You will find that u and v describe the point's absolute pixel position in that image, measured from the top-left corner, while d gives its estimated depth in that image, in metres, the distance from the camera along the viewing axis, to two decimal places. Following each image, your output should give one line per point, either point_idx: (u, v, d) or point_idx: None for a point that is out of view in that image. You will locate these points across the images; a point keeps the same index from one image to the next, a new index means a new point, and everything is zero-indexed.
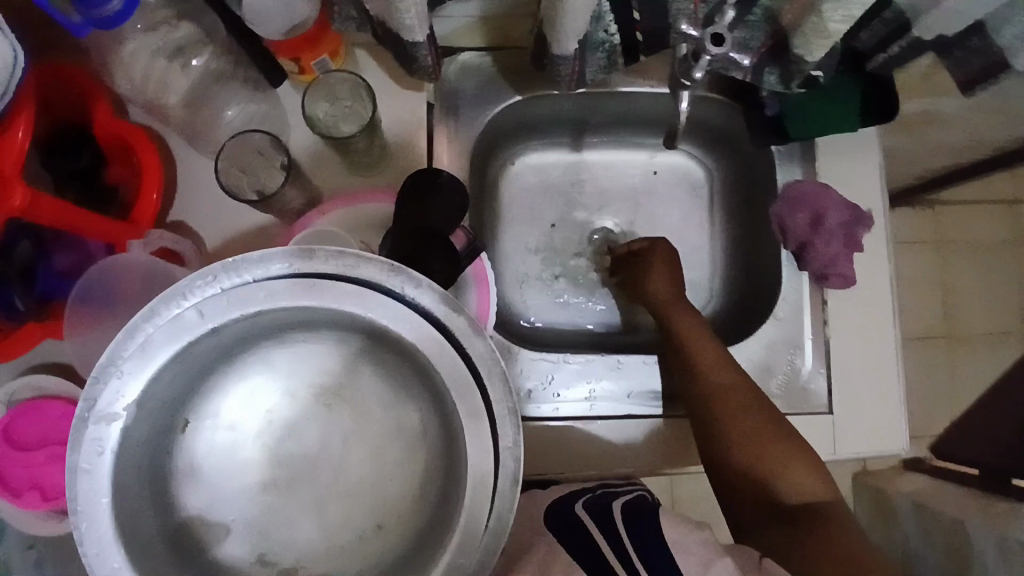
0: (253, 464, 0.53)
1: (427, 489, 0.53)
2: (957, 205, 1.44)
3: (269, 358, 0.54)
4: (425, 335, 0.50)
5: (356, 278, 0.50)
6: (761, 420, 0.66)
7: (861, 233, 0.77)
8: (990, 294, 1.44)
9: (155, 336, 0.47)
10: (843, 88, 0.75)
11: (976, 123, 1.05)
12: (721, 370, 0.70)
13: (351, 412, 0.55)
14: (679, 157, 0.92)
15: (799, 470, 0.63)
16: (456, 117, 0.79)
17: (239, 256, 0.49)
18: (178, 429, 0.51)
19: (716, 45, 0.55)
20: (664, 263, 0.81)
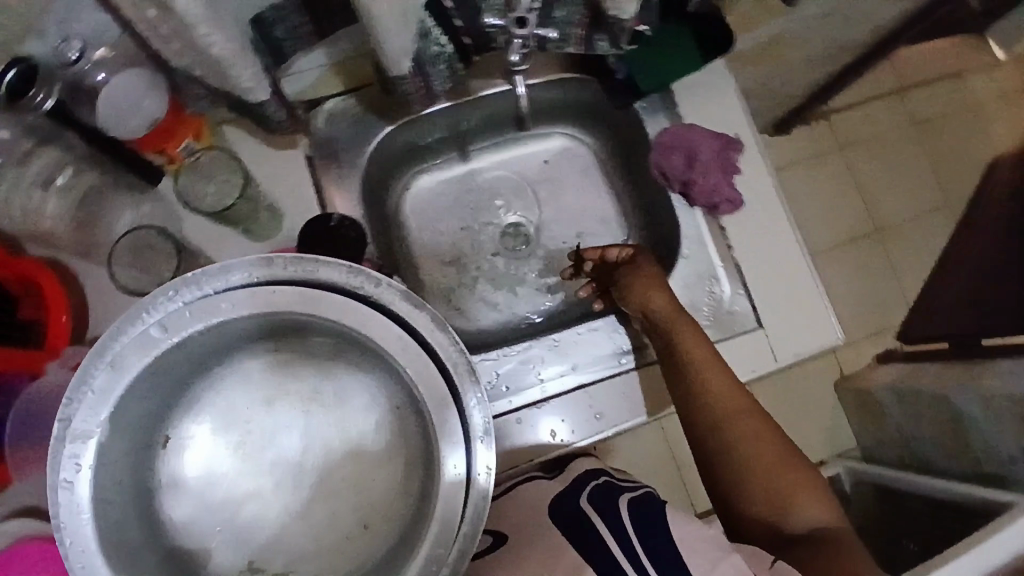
0: (236, 475, 0.61)
1: (403, 474, 0.61)
2: (848, 108, 1.58)
3: (247, 369, 0.62)
4: (380, 323, 0.57)
5: (316, 279, 0.57)
6: (778, 444, 0.70)
7: (735, 156, 0.82)
8: (903, 180, 1.59)
9: (125, 349, 0.53)
10: (671, 33, 0.79)
11: (820, 32, 1.14)
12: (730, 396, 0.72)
13: (329, 415, 0.63)
14: (559, 140, 0.96)
15: (804, 490, 0.68)
16: (337, 162, 0.81)
17: (201, 271, 0.55)
18: (158, 444, 0.59)
19: (521, 26, 0.63)
20: (656, 277, 0.79)
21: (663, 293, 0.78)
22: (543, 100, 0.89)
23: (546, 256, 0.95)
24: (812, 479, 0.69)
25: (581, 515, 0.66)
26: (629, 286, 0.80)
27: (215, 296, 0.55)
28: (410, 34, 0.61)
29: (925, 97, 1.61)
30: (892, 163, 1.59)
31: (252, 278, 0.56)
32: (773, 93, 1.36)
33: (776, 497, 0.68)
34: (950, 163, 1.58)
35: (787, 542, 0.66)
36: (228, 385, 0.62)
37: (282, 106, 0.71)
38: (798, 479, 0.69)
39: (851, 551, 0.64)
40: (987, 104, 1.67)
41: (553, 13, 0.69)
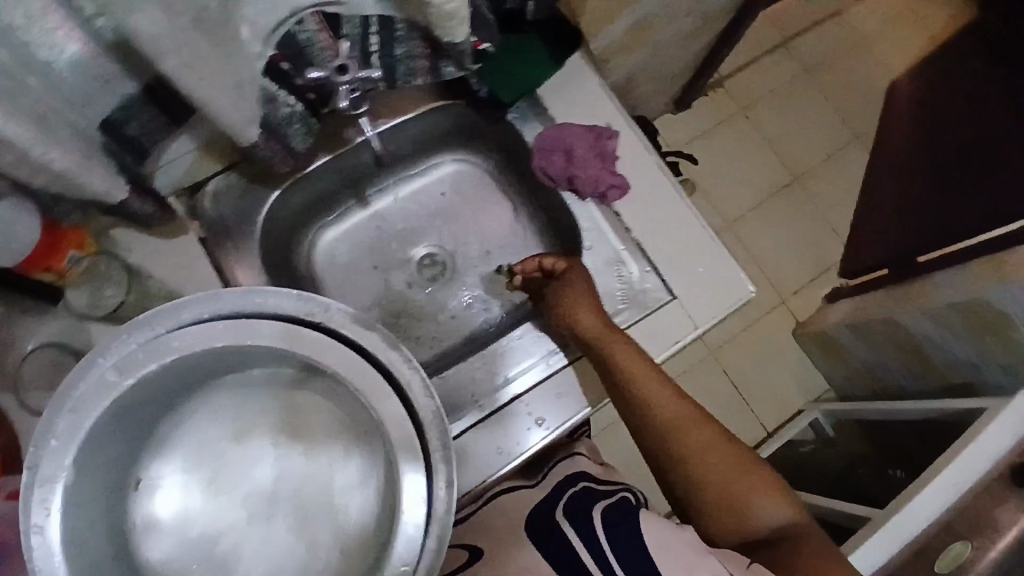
0: (208, 509, 0.68)
1: (360, 482, 0.68)
2: (738, 71, 1.69)
3: (213, 407, 0.70)
4: (329, 346, 0.63)
5: (267, 310, 0.64)
6: (730, 451, 0.77)
7: (611, 144, 0.84)
8: (807, 128, 1.68)
9: (87, 394, 0.58)
10: (519, 44, 0.82)
11: (681, 11, 1.20)
12: (679, 413, 0.78)
13: (293, 444, 0.71)
14: (451, 166, 0.98)
15: (762, 491, 0.75)
16: (231, 240, 0.83)
17: (153, 313, 0.61)
18: (131, 486, 0.66)
19: (343, 74, 0.68)
20: (580, 292, 0.82)
21: (597, 310, 0.81)
22: (416, 134, 0.91)
23: (464, 280, 0.97)
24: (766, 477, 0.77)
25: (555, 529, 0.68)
26: (564, 301, 0.82)
27: (167, 335, 0.61)
28: (247, 103, 0.63)
29: (810, 44, 1.71)
30: (794, 112, 1.68)
31: (203, 315, 0.63)
32: (660, 73, 1.42)
33: (739, 506, 0.74)
34: (844, 100, 1.70)
35: (755, 547, 0.73)
36: (194, 423, 0.70)
37: (147, 200, 0.73)
38: (754, 480, 0.76)
39: (811, 541, 0.72)
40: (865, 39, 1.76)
41: (394, 50, 0.70)
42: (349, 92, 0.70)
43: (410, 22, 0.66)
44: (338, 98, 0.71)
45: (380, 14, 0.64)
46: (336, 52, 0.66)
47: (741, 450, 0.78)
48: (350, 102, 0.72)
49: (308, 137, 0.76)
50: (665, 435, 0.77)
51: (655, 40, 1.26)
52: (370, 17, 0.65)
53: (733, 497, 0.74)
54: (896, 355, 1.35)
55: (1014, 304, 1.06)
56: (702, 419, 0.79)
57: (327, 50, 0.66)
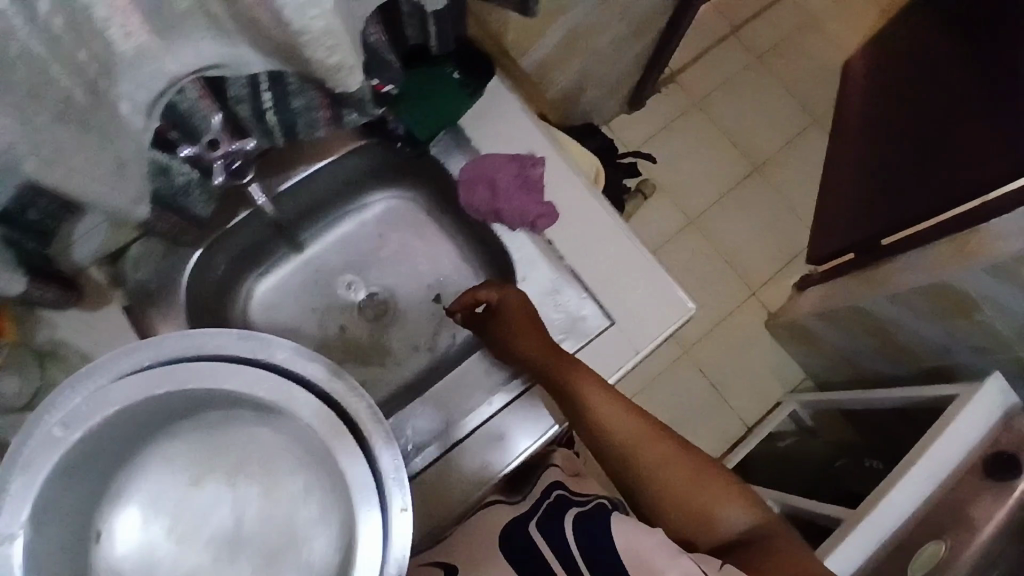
0: (171, 560, 0.61)
1: (329, 520, 0.61)
2: (689, 65, 1.66)
3: (168, 452, 0.65)
4: (271, 385, 0.60)
5: (208, 350, 0.61)
6: (679, 451, 0.74)
7: (534, 170, 0.82)
8: (762, 116, 1.66)
9: (33, 455, 0.55)
10: (427, 80, 0.80)
11: (613, 17, 1.19)
12: (637, 434, 0.73)
13: (254, 482, 0.64)
14: (382, 204, 0.96)
15: (724, 496, 0.73)
16: (158, 306, 0.82)
17: (92, 363, 0.58)
18: (92, 541, 0.61)
19: (215, 147, 0.67)
20: (522, 314, 0.78)
21: (541, 338, 0.77)
22: (340, 177, 0.89)
23: (408, 319, 0.96)
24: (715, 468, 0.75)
25: (528, 542, 0.68)
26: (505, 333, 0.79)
27: (108, 386, 0.58)
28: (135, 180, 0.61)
29: (758, 31, 1.69)
30: (749, 100, 1.66)
31: (143, 362, 0.60)
32: (607, 75, 1.40)
33: (701, 515, 0.72)
34: (798, 85, 1.68)
35: (727, 549, 0.71)
36: (148, 472, 0.64)
37: (47, 286, 0.70)
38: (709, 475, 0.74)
39: (797, 554, 0.69)
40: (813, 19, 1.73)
41: (291, 102, 0.67)
42: (224, 164, 0.70)
43: (300, 76, 0.63)
44: (211, 173, 0.70)
45: (269, 70, 0.62)
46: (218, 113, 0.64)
47: (700, 457, 0.75)
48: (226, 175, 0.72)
49: (206, 203, 0.74)
50: (627, 459, 0.73)
51: (593, 47, 1.24)
52: (258, 75, 0.62)
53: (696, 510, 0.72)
54: (867, 341, 1.33)
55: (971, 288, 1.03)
56: (651, 429, 0.74)
57: (211, 115, 0.64)
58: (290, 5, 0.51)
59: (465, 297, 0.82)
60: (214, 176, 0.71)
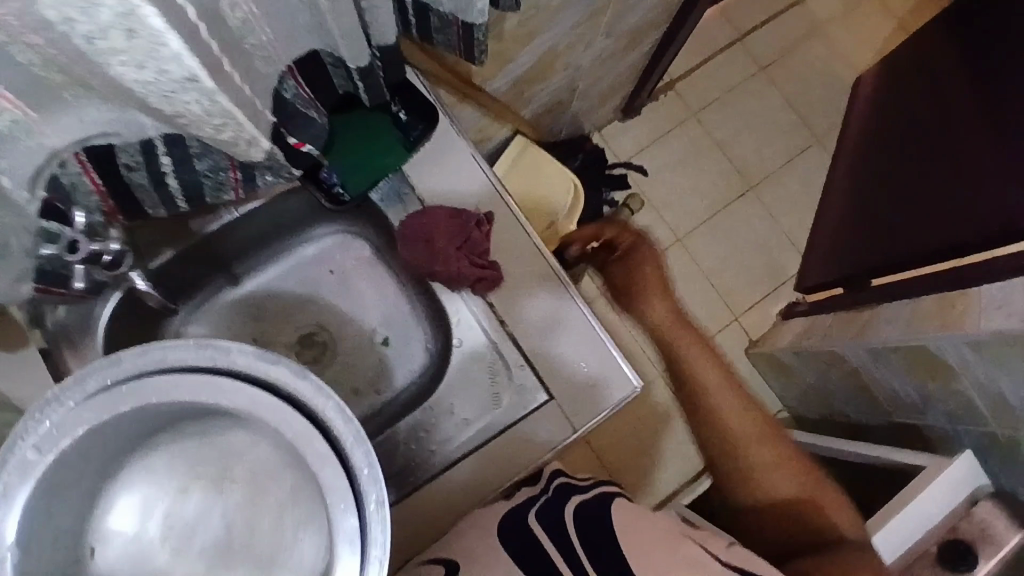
0: (170, 565, 0.63)
1: (315, 521, 0.61)
2: (688, 74, 1.58)
3: (150, 466, 0.64)
4: (245, 394, 0.56)
5: (172, 364, 0.56)
6: (762, 430, 0.91)
7: (477, 232, 0.76)
8: (760, 131, 1.59)
9: (3, 488, 0.51)
10: (371, 130, 0.79)
11: (598, 38, 1.12)
12: (721, 404, 0.92)
13: (239, 488, 0.65)
14: (327, 239, 0.92)
15: (777, 465, 0.89)
16: (75, 345, 0.77)
17: (56, 387, 0.53)
18: (85, 558, 0.60)
19: (74, 252, 0.62)
20: (654, 275, 1.01)
21: (653, 280, 1.01)
22: (277, 214, 0.84)
23: (348, 361, 0.91)
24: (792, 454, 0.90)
25: (528, 533, 0.63)
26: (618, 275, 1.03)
27: (79, 408, 0.54)
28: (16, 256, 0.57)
29: (762, 44, 1.62)
30: (748, 113, 1.59)
31: (108, 379, 0.55)
32: (597, 86, 1.33)
33: (751, 475, 0.89)
34: (799, 102, 1.61)
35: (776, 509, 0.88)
36: (130, 488, 0.63)
37: None
38: (783, 456, 0.90)
39: (833, 523, 0.85)
40: (822, 30, 1.64)
41: (195, 166, 0.62)
42: (83, 270, 0.64)
43: (199, 141, 0.58)
44: (70, 279, 0.65)
45: (164, 134, 0.57)
46: (103, 194, 0.63)
47: (771, 428, 0.91)
48: (85, 281, 0.66)
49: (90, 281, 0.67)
50: (704, 417, 0.93)
51: (578, 64, 1.17)
52: (154, 139, 0.57)
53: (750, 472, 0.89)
54: (842, 385, 1.28)
55: (948, 356, 0.97)
56: (742, 401, 0.93)
57: (94, 189, 0.62)
58: (153, 95, 0.47)
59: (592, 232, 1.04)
60: (71, 284, 0.65)
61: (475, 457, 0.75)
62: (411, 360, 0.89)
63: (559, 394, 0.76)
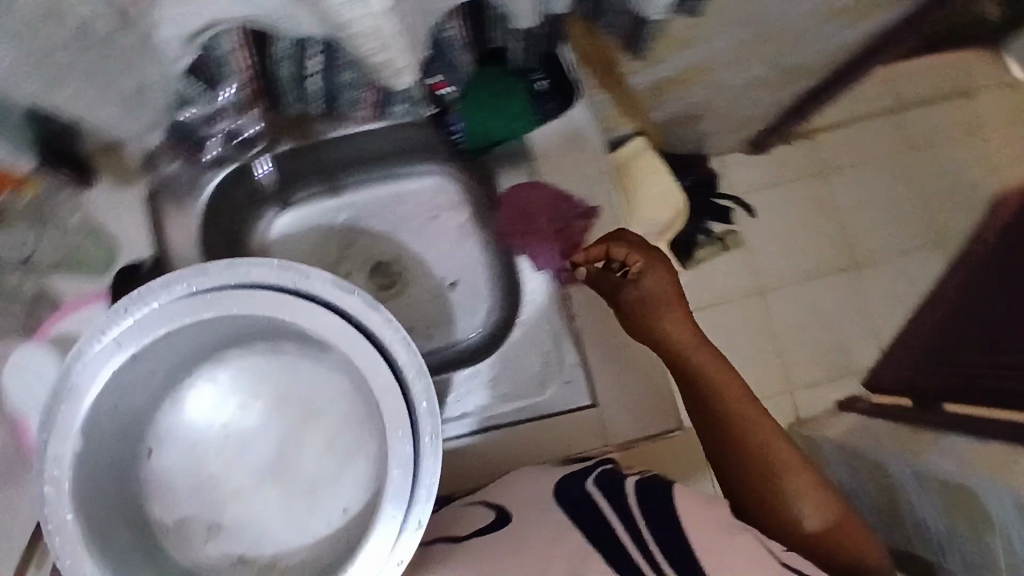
0: (220, 470, 0.75)
1: (361, 453, 0.73)
2: (828, 129, 1.49)
3: (215, 376, 0.76)
4: (313, 317, 0.64)
5: (251, 281, 0.64)
6: (779, 442, 0.69)
7: (579, 224, 0.78)
8: (882, 211, 1.49)
9: (82, 374, 0.62)
10: (506, 87, 0.78)
11: (755, 63, 1.06)
12: (749, 425, 0.70)
13: (292, 410, 0.76)
14: (432, 178, 0.93)
15: (812, 494, 0.67)
16: (182, 200, 0.83)
17: (144, 287, 0.63)
18: (142, 455, 0.73)
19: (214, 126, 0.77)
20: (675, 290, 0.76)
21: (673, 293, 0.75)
22: (390, 143, 0.86)
23: (414, 299, 0.92)
24: (815, 474, 0.68)
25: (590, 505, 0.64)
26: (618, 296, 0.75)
27: (161, 309, 0.64)
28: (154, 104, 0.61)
29: (915, 123, 1.51)
30: (877, 188, 1.50)
31: (189, 292, 0.64)
32: (732, 113, 1.28)
33: (778, 501, 0.67)
34: (935, 194, 1.50)
35: (796, 545, 0.67)
36: (202, 386, 0.76)
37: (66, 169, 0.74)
38: (803, 476, 0.68)
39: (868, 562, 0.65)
40: (989, 126, 1.51)
41: (338, 76, 0.64)
42: (216, 144, 0.81)
43: (350, 54, 0.59)
44: (204, 147, 0.81)
45: (323, 36, 0.58)
46: (251, 74, 0.66)
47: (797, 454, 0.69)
48: (214, 157, 0.83)
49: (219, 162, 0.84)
50: (722, 444, 0.71)
51: (723, 85, 1.12)
52: (311, 37, 0.58)
53: (776, 493, 0.67)
54: (871, 495, 1.22)
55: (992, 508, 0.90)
56: (755, 409, 0.71)
57: (241, 68, 0.64)
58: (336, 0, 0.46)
59: (593, 248, 0.75)
60: (202, 153, 0.81)
61: (503, 434, 0.77)
62: (474, 317, 0.90)
63: (605, 404, 0.77)
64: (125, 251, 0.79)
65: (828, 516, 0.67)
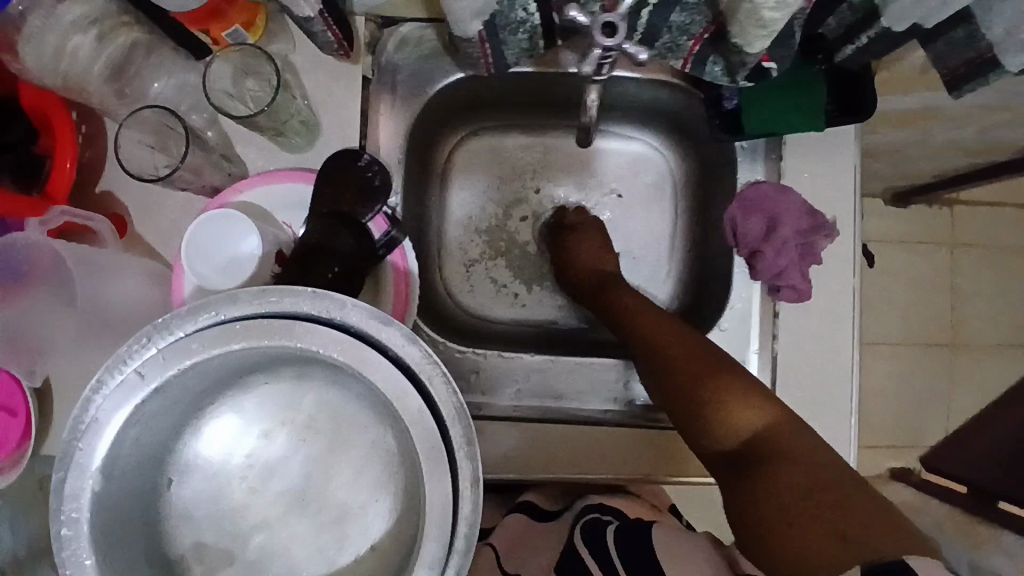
0: (240, 500, 0.58)
1: (397, 485, 0.57)
2: (975, 205, 1.42)
3: (238, 402, 0.59)
4: (356, 354, 0.50)
5: (281, 312, 0.50)
6: (694, 352, 0.66)
7: (823, 243, 0.70)
8: (1000, 303, 1.43)
9: (104, 409, 0.49)
10: (806, 78, 0.67)
11: (988, 123, 0.91)
12: (687, 358, 0.66)
13: (322, 438, 0.59)
14: (643, 147, 0.85)
15: (744, 407, 0.61)
16: (392, 92, 0.75)
17: (168, 315, 0.49)
18: (162, 486, 0.57)
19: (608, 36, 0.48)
20: (595, 238, 0.82)
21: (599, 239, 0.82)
22: (629, 95, 0.79)
23: None
24: (749, 387, 0.62)
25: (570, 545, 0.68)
26: (575, 256, 0.81)
27: (186, 340, 0.50)
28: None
29: None
30: (1002, 279, 1.43)
31: (222, 318, 0.50)
32: (907, 170, 1.19)
33: (720, 416, 0.61)
34: None
35: (734, 467, 0.59)
36: (223, 418, 0.58)
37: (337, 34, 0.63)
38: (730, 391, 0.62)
39: (817, 471, 0.54)
40: None
41: (670, 14, 0.55)
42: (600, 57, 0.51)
43: None
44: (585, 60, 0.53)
45: None
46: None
47: (723, 370, 0.64)
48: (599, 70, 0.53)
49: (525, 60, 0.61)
50: (666, 385, 0.66)
51: (931, 146, 1.01)
52: None
53: (724, 413, 0.61)
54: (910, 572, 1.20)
55: None
56: (678, 339, 0.68)
57: None
58: None
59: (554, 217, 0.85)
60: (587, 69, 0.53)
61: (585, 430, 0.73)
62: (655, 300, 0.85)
63: None
64: (329, 129, 0.71)
65: (766, 417, 0.60)
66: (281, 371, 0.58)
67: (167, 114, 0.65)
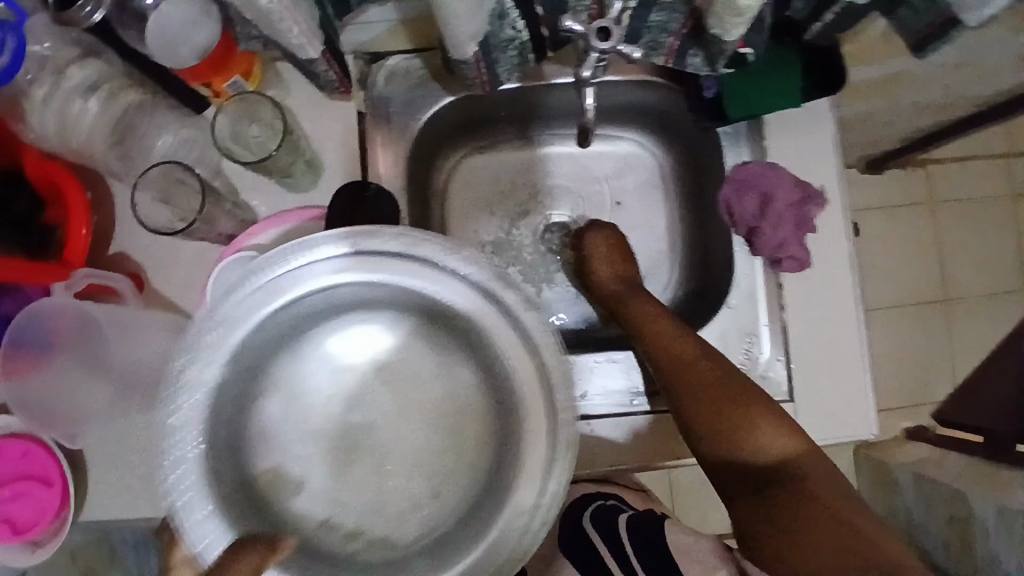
0: (325, 432, 0.57)
1: (479, 433, 0.56)
2: (948, 163, 1.48)
3: (339, 338, 0.57)
4: (476, 303, 0.56)
5: (416, 254, 0.55)
6: (716, 369, 0.68)
7: (815, 212, 0.74)
8: (983, 254, 1.48)
9: (233, 308, 0.54)
10: (777, 62, 0.72)
11: (948, 85, 0.97)
12: (697, 365, 0.68)
13: (412, 381, 0.57)
14: (630, 146, 0.90)
15: (775, 432, 0.63)
16: (387, 124, 0.78)
17: (312, 234, 0.54)
18: (254, 400, 0.55)
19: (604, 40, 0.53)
20: (608, 246, 0.83)
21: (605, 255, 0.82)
22: (612, 99, 0.82)
23: None
24: (771, 412, 0.65)
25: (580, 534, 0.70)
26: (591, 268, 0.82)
27: (317, 262, 0.55)
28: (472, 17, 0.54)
29: None
30: (983, 230, 1.48)
31: (359, 247, 0.55)
32: (878, 137, 1.24)
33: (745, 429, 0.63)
34: None
35: (757, 484, 0.61)
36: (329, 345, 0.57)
37: (336, 69, 0.68)
38: (758, 414, 0.64)
39: (835, 499, 0.56)
40: None
41: (648, 15, 0.59)
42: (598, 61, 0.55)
43: None
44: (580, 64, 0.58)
45: None
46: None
47: (742, 390, 0.66)
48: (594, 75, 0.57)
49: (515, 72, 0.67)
50: (677, 394, 0.67)
51: (899, 109, 1.06)
52: None
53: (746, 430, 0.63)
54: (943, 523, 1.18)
55: None
56: (702, 354, 0.69)
57: None
58: None
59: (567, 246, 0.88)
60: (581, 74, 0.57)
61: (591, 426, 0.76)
62: (661, 290, 0.88)
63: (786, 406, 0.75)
64: (331, 165, 0.74)
65: (793, 444, 0.62)
66: (382, 309, 0.57)
67: (178, 168, 0.68)
